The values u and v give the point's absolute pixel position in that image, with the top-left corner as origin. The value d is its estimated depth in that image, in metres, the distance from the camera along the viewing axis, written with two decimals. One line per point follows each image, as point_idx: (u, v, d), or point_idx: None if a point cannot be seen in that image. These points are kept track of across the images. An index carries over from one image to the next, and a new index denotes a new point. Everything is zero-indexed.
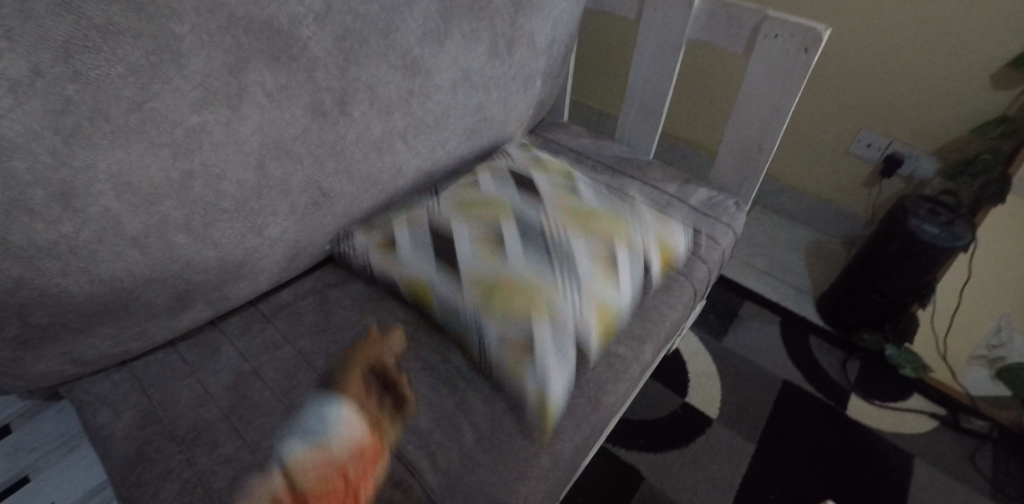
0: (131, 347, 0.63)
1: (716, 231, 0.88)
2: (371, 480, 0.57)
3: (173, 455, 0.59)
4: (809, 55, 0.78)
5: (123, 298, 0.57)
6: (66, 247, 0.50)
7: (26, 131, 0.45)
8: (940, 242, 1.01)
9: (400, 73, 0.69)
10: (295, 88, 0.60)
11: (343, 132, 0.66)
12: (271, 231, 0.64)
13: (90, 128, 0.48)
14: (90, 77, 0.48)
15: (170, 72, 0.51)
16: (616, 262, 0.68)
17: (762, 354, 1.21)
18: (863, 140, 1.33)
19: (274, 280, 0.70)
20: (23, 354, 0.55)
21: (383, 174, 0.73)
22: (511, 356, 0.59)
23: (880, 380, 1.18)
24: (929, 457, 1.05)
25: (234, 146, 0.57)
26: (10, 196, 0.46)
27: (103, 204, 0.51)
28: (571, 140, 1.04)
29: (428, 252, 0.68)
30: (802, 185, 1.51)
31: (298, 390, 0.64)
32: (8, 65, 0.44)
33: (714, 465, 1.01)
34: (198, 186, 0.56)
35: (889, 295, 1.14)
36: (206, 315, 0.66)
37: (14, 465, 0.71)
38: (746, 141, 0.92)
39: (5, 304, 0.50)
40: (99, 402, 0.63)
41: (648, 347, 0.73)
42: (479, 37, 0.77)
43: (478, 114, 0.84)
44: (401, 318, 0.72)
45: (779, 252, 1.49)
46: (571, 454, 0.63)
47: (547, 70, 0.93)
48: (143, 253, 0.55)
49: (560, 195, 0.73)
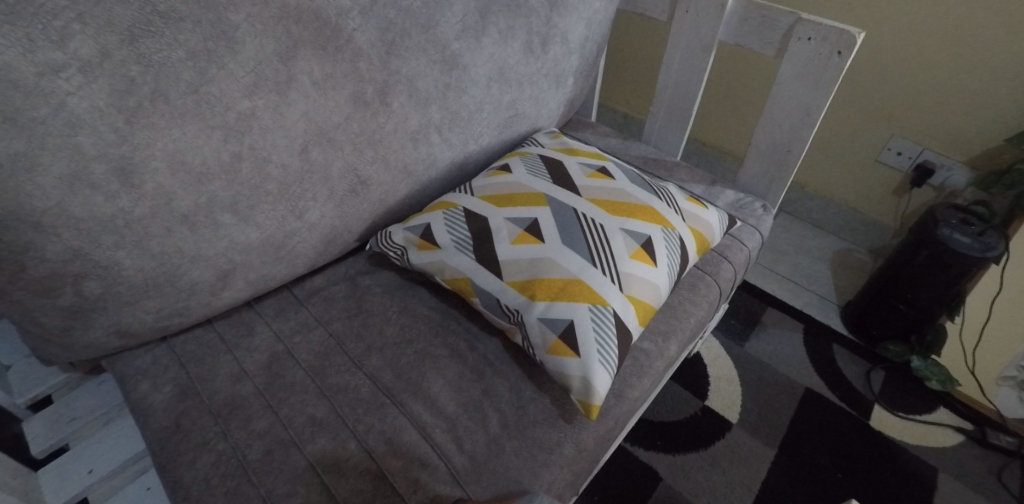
0: (173, 323, 0.65)
1: (743, 233, 0.88)
2: (400, 460, 0.58)
3: (210, 428, 0.61)
4: (842, 59, 0.79)
5: (169, 273, 0.59)
6: (121, 220, 0.53)
7: (93, 109, 0.48)
8: (971, 253, 1.00)
9: (438, 67, 0.71)
10: (339, 77, 0.62)
11: (382, 122, 0.68)
12: (310, 215, 0.67)
13: (150, 107, 0.51)
14: (152, 60, 0.50)
15: (226, 58, 0.54)
16: (652, 246, 0.68)
17: (784, 361, 1.20)
18: (893, 147, 1.32)
19: (311, 264, 0.73)
20: (75, 323, 0.58)
21: (418, 165, 0.75)
22: (552, 335, 0.60)
23: (905, 392, 1.16)
24: (954, 472, 1.03)
25: (281, 131, 0.59)
26: (74, 169, 0.49)
27: (157, 181, 0.53)
28: (598, 140, 1.05)
29: (467, 243, 0.68)
30: (829, 193, 1.50)
31: (330, 370, 0.66)
32: (78, 46, 0.47)
33: (733, 470, 1.01)
34: (246, 168, 0.58)
35: (916, 306, 1.13)
36: (245, 295, 0.68)
37: (55, 434, 0.75)
38: (775, 144, 0.92)
39: (62, 274, 0.53)
40: (140, 375, 0.66)
41: (673, 343, 0.74)
42: (514, 34, 0.79)
43: (510, 110, 0.86)
44: (430, 306, 0.74)
45: (803, 260, 1.48)
46: (594, 444, 0.63)
47: (577, 69, 0.95)
48: (191, 229, 0.58)
49: (595, 187, 0.73)
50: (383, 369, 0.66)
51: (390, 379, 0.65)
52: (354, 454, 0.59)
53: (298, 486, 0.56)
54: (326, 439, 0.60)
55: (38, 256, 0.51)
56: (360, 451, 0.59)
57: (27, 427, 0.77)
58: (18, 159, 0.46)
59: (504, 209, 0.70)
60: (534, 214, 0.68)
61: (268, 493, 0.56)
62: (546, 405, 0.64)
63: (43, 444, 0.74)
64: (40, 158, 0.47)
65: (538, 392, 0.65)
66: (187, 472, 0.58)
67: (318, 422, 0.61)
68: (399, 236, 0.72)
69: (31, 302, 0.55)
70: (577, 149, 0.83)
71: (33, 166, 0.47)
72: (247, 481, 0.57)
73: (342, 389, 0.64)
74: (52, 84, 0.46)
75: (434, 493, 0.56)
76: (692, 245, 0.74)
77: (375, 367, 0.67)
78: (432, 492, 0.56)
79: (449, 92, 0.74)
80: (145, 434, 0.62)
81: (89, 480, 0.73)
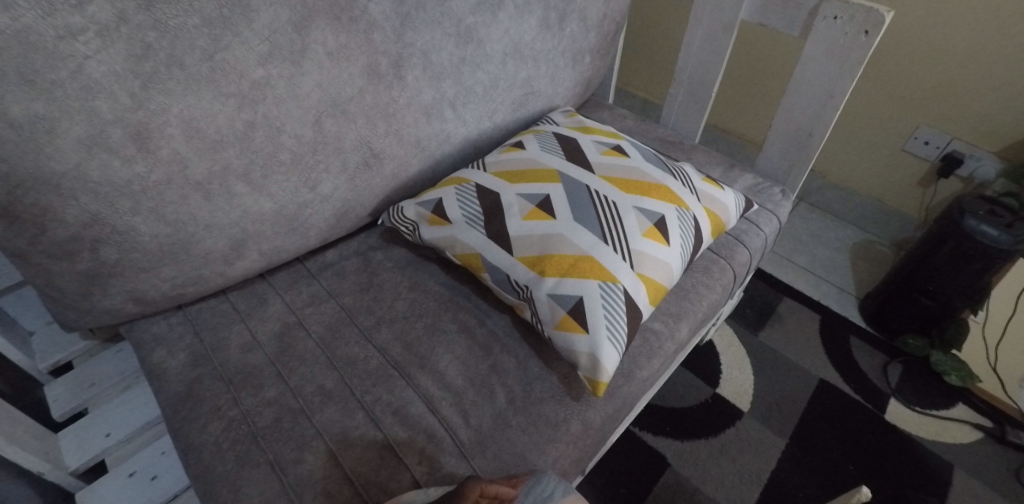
0: (189, 291, 0.66)
1: (760, 217, 0.87)
2: (407, 431, 0.59)
3: (221, 394, 0.62)
4: (869, 38, 0.76)
5: (184, 240, 0.60)
6: (137, 186, 0.54)
7: (109, 73, 0.49)
8: (998, 246, 0.97)
9: (453, 41, 0.71)
10: (353, 48, 0.61)
11: (396, 95, 0.68)
12: (323, 187, 0.67)
13: (167, 73, 0.51)
14: (169, 26, 0.50)
15: (240, 25, 0.54)
16: (665, 226, 0.67)
17: (798, 352, 1.18)
18: (920, 136, 1.28)
19: (323, 237, 0.73)
20: (92, 287, 0.59)
21: (431, 140, 0.75)
22: (561, 312, 0.60)
23: (922, 386, 1.13)
24: (970, 468, 1.00)
25: (293, 101, 0.59)
26: (91, 132, 0.49)
27: (172, 147, 0.54)
28: (614, 122, 1.04)
29: (478, 218, 0.67)
30: (850, 182, 1.47)
31: (340, 342, 0.67)
32: (95, 11, 0.47)
33: (742, 458, 1.00)
34: (259, 137, 0.59)
35: (938, 299, 1.10)
36: (258, 265, 0.69)
37: (75, 398, 0.78)
38: (796, 127, 0.90)
39: (81, 238, 0.54)
40: (157, 341, 0.67)
41: (685, 325, 0.73)
42: (531, 9, 0.78)
43: (525, 88, 0.85)
44: (441, 281, 0.74)
45: (822, 251, 1.45)
46: (601, 423, 0.63)
47: (595, 47, 0.94)
48: (205, 197, 0.58)
49: (609, 165, 0.73)
50: (392, 342, 0.67)
51: (399, 352, 0.66)
52: (361, 425, 0.59)
53: (307, 453, 0.57)
54: (335, 408, 0.60)
55: (57, 219, 0.52)
56: (367, 423, 0.59)
57: (48, 391, 0.79)
58: (36, 121, 0.47)
59: (515, 185, 0.69)
60: (546, 190, 0.68)
61: (276, 458, 0.57)
62: (554, 381, 0.64)
63: (63, 407, 0.77)
64: (59, 121, 0.48)
65: (545, 369, 0.65)
66: (199, 436, 0.59)
67: (327, 392, 0.62)
68: (410, 211, 0.72)
69: (49, 265, 0.56)
70: (592, 128, 0.82)
71: (52, 129, 0.48)
72: (257, 446, 0.57)
73: (351, 360, 0.65)
74: (70, 48, 0.47)
75: (440, 465, 0.57)
76: (706, 226, 0.72)
77: (385, 341, 0.67)
78: (437, 463, 0.57)
79: (463, 67, 0.74)
80: (160, 399, 0.63)
81: (107, 443, 0.75)
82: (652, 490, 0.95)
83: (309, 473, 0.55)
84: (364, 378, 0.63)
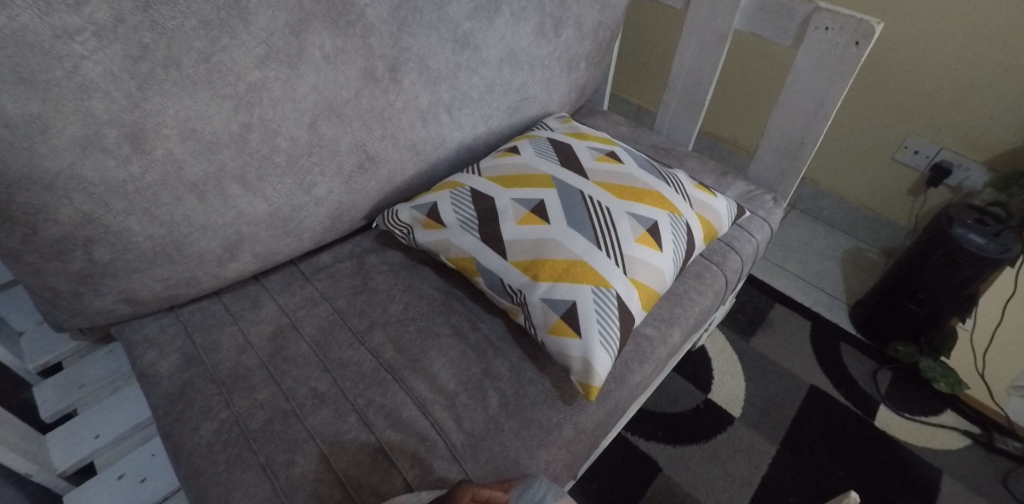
0: (181, 292, 0.66)
1: (751, 224, 0.88)
2: (399, 434, 0.59)
3: (212, 396, 0.61)
4: (859, 49, 0.77)
5: (177, 241, 0.60)
6: (131, 186, 0.54)
7: (106, 73, 0.49)
8: (985, 254, 0.98)
9: (449, 46, 0.71)
10: (350, 52, 0.62)
11: (391, 99, 0.68)
12: (318, 190, 0.67)
13: (163, 74, 0.51)
14: (167, 27, 0.50)
15: (238, 28, 0.54)
16: (658, 232, 0.68)
17: (790, 358, 1.19)
18: (911, 146, 1.30)
19: (317, 240, 0.73)
20: (83, 288, 0.59)
21: (426, 145, 0.76)
22: (555, 317, 0.60)
23: (912, 393, 1.14)
24: (958, 474, 1.01)
25: (289, 103, 0.60)
26: (85, 132, 0.49)
27: (167, 147, 0.54)
28: (609, 129, 1.05)
29: (473, 223, 0.68)
30: (841, 190, 1.48)
31: (333, 345, 0.67)
32: (92, 11, 0.47)
33: (733, 463, 1.00)
34: (255, 139, 0.59)
35: (927, 306, 1.11)
36: (252, 268, 0.69)
37: (63, 399, 0.77)
38: (787, 135, 0.91)
39: (74, 238, 0.54)
40: (149, 342, 0.67)
41: (677, 330, 0.73)
42: (526, 16, 0.79)
43: (520, 94, 0.86)
44: (435, 285, 0.74)
45: (813, 258, 1.46)
46: (593, 428, 0.63)
47: (590, 54, 0.95)
48: (200, 199, 0.58)
49: (603, 171, 0.73)
50: (385, 345, 0.67)
51: (392, 355, 0.66)
52: (353, 428, 0.59)
53: (298, 456, 0.57)
54: (327, 411, 0.60)
55: (49, 218, 0.52)
56: (360, 426, 0.59)
57: (35, 393, 0.78)
58: (30, 120, 0.47)
59: (510, 190, 0.70)
60: (541, 196, 0.68)
61: (267, 460, 0.56)
62: (547, 386, 0.64)
63: (50, 409, 0.76)
64: (54, 120, 0.48)
65: (538, 373, 0.65)
66: (190, 438, 0.59)
67: (320, 395, 0.62)
68: (404, 214, 0.72)
69: (40, 264, 0.55)
70: (586, 134, 0.83)
71: (46, 128, 0.48)
72: (248, 448, 0.57)
73: (345, 363, 0.65)
74: (67, 48, 0.47)
75: (431, 467, 0.57)
76: (699, 233, 0.73)
77: (378, 344, 0.67)
78: (428, 466, 0.57)
79: (458, 72, 0.74)
80: (150, 400, 0.63)
81: (97, 445, 0.75)
82: (644, 495, 0.95)
83: (300, 476, 0.55)
84: (356, 380, 0.63)
